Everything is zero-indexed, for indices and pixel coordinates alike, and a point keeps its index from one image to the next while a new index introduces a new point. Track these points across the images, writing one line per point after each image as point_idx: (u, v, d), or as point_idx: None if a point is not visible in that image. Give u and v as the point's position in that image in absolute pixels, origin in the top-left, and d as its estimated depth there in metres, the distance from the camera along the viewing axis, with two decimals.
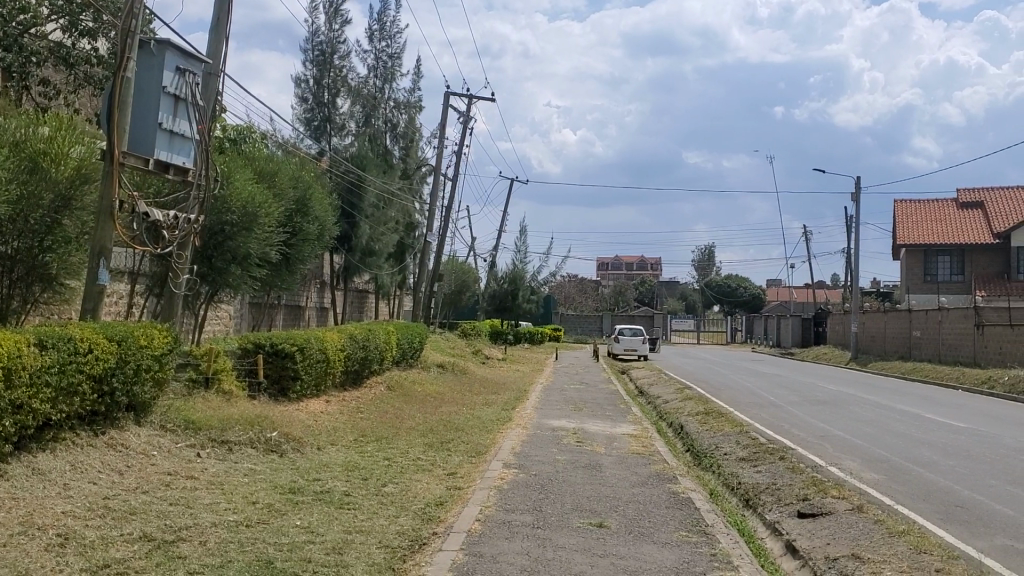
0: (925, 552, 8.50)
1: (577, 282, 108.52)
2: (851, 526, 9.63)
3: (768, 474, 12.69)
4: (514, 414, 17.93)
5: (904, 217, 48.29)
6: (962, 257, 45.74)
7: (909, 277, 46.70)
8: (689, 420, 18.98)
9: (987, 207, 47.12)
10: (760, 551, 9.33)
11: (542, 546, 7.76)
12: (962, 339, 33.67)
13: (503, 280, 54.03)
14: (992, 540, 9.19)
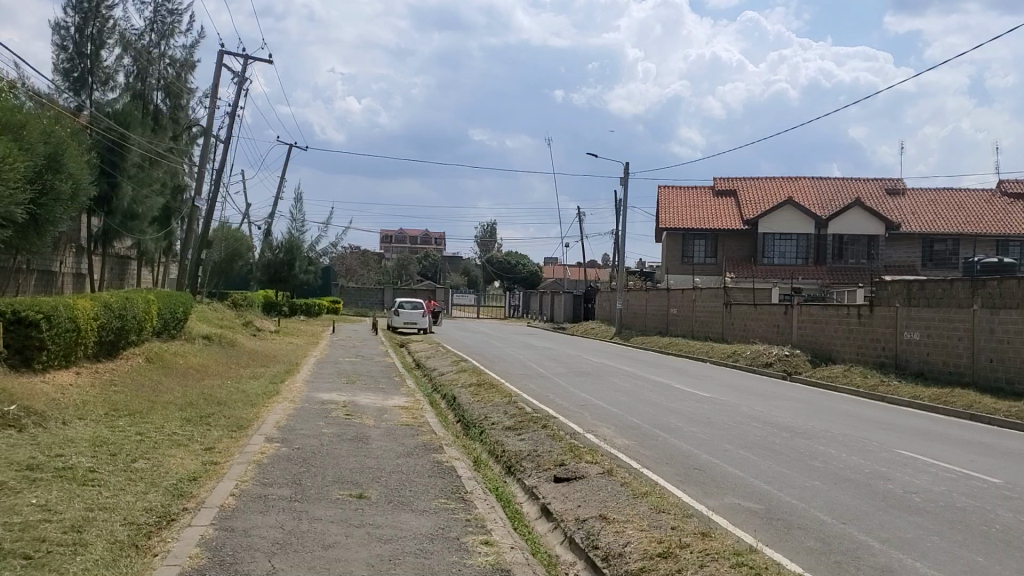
0: (664, 512, 9.18)
1: (358, 254, 107.40)
2: (600, 488, 10.24)
3: (530, 442, 13.24)
4: (282, 388, 17.57)
5: (668, 201, 51.34)
6: (716, 241, 49.28)
7: (668, 258, 49.76)
8: (461, 392, 19.39)
9: (740, 196, 51.02)
10: (516, 514, 9.75)
11: (298, 519, 7.71)
12: (712, 317, 36.39)
13: (279, 249, 52.36)
14: (723, 499, 10.06)
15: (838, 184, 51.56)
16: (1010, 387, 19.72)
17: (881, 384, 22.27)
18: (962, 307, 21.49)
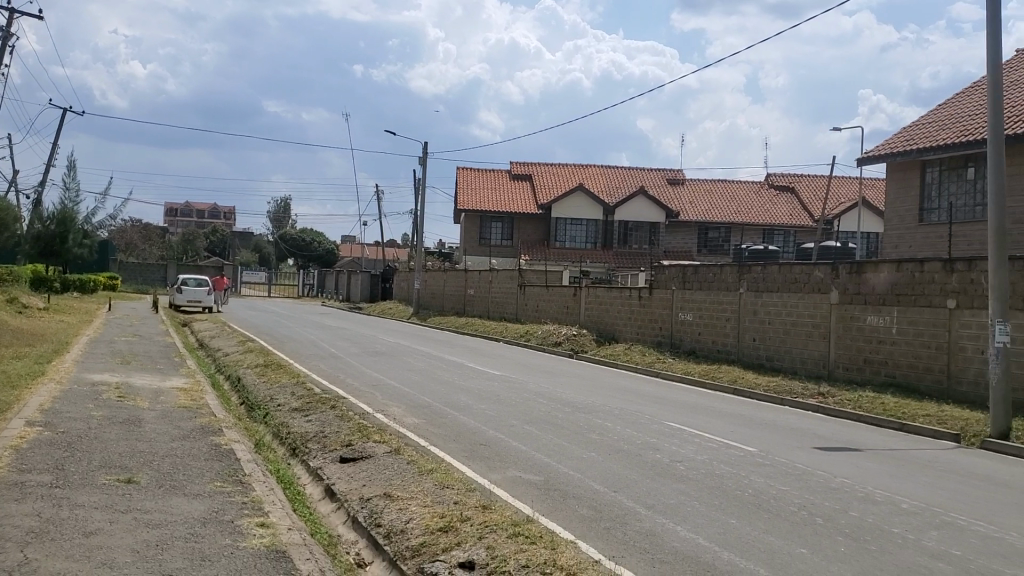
0: (447, 487, 9.34)
1: (141, 228, 101.49)
2: (385, 467, 10.27)
3: (317, 423, 13.07)
4: (48, 369, 16.38)
5: (465, 183, 51.87)
6: (511, 224, 50.33)
7: (466, 239, 50.25)
8: (248, 372, 18.82)
9: (534, 180, 52.35)
10: (299, 496, 9.62)
11: (57, 506, 7.26)
12: (506, 298, 37.21)
13: (49, 221, 48.57)
14: (504, 473, 10.35)
15: (625, 172, 53.95)
16: (771, 363, 21.48)
17: (659, 361, 23.63)
18: (731, 290, 23.13)
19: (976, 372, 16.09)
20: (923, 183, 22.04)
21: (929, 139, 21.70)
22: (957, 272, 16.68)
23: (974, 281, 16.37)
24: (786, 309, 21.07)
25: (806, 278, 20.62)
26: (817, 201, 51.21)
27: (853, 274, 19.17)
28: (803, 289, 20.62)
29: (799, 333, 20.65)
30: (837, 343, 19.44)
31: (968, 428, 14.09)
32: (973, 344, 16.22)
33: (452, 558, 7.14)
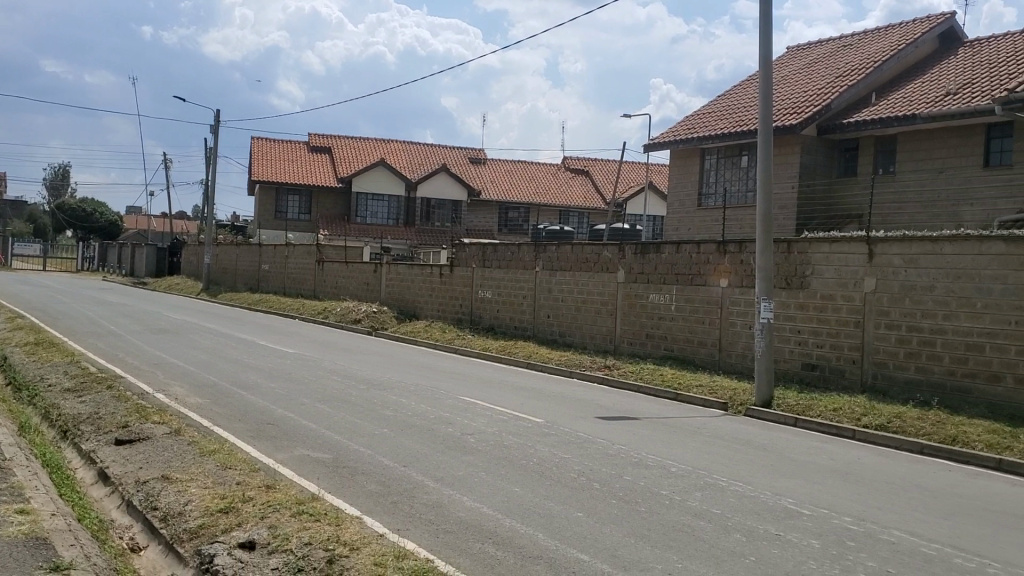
0: (230, 468, 9.10)
1: None
2: (165, 448, 9.87)
3: (91, 404, 12.36)
4: None
5: (261, 154, 50.20)
6: (310, 198, 49.23)
7: (261, 213, 48.57)
8: (14, 351, 17.48)
9: (334, 153, 51.39)
10: (69, 481, 9.08)
11: None
12: (304, 274, 36.46)
13: None
14: (292, 452, 10.21)
15: (427, 149, 53.96)
16: (563, 339, 22.27)
17: (455, 338, 23.95)
18: (526, 268, 23.75)
19: (744, 345, 17.39)
20: (703, 169, 23.41)
21: (709, 127, 23.04)
22: (730, 253, 17.86)
23: (744, 261, 17.59)
24: (577, 287, 21.89)
25: (595, 257, 21.47)
26: (610, 184, 53.40)
27: (638, 253, 20.14)
28: (593, 268, 21.47)
29: (588, 309, 21.51)
30: (623, 320, 20.40)
31: (736, 397, 15.22)
32: (743, 319, 17.49)
33: (232, 538, 6.97)
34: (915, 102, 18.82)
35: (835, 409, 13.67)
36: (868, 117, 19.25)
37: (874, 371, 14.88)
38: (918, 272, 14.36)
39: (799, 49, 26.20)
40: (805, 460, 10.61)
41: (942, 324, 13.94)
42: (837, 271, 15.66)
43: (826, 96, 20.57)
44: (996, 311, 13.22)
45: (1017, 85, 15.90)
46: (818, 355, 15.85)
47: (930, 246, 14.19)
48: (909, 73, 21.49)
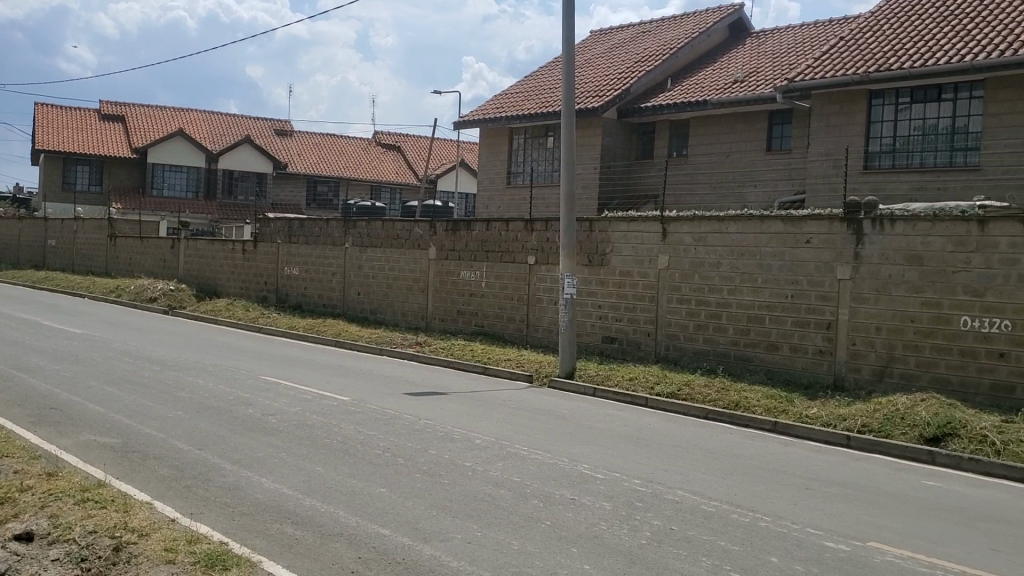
0: (6, 457, 8.48)
1: None
2: None
3: None
4: None
5: (45, 121, 46.61)
6: (101, 169, 46.23)
7: (46, 184, 45.21)
8: None
9: (127, 122, 48.45)
10: None
11: None
12: (95, 249, 34.28)
13: None
14: (77, 438, 9.64)
15: (230, 119, 51.84)
16: (373, 316, 22.16)
17: (260, 316, 23.29)
18: (335, 245, 23.40)
19: (550, 320, 17.94)
20: (512, 148, 23.80)
21: (516, 107, 23.43)
22: (536, 232, 18.27)
23: (549, 239, 18.05)
24: (388, 263, 21.81)
25: (405, 234, 21.43)
26: (421, 160, 53.43)
27: (448, 231, 20.28)
28: (404, 245, 21.44)
29: (399, 286, 21.50)
30: (434, 296, 20.54)
31: (541, 370, 15.69)
32: (548, 295, 18.00)
33: (6, 531, 6.52)
34: (706, 89, 19.89)
35: (631, 379, 14.37)
36: (664, 102, 20.18)
37: (667, 342, 15.74)
38: (707, 250, 15.23)
39: (601, 33, 27.05)
40: (603, 428, 11.10)
41: (728, 298, 14.89)
42: (635, 249, 16.34)
43: (626, 80, 21.36)
44: (775, 287, 14.25)
45: (795, 75, 17.06)
46: (616, 329, 16.57)
47: (718, 225, 15.06)
48: (701, 61, 22.67)
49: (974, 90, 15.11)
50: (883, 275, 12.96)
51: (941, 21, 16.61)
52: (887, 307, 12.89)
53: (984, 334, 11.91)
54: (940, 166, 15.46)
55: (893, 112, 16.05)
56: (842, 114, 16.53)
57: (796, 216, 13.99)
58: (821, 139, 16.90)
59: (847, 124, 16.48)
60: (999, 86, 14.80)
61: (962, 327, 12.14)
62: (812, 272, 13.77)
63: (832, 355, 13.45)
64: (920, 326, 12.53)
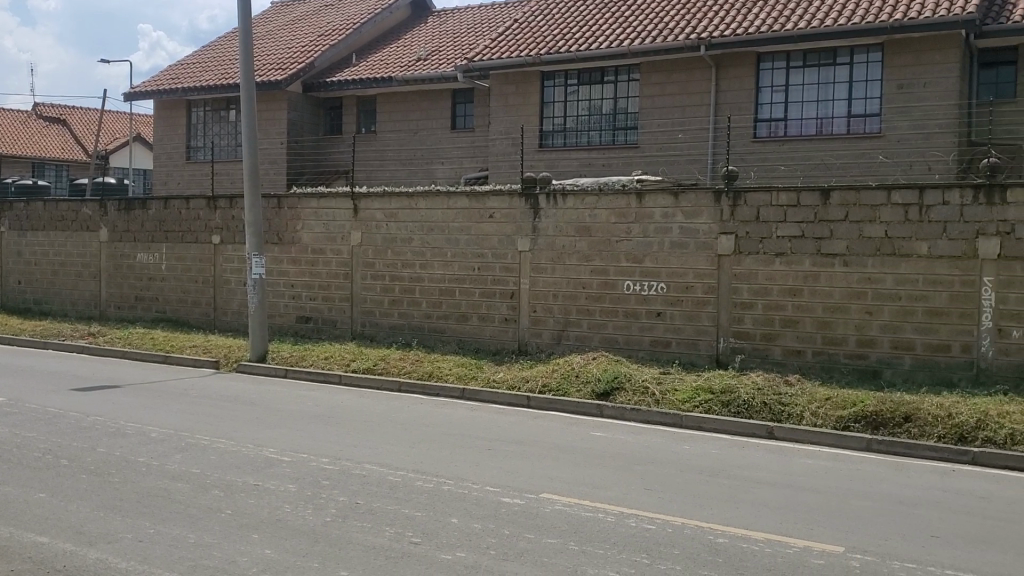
0: None
1: None
2: None
3: None
4: None
5: None
6: None
7: None
8: None
9: None
10: None
11: None
12: None
13: None
14: None
15: None
16: (38, 307, 20.21)
17: None
18: None
19: (239, 303, 17.32)
20: (190, 123, 22.60)
21: (194, 79, 22.22)
22: (220, 210, 17.48)
23: (234, 217, 17.34)
24: (54, 248, 19.96)
25: (72, 215, 19.70)
26: (90, 136, 49.46)
27: (122, 211, 18.91)
28: (71, 227, 19.71)
29: (68, 273, 19.77)
30: (109, 282, 19.11)
31: (231, 354, 15.15)
32: (236, 276, 17.34)
33: None
34: (391, 66, 20.02)
35: (326, 357, 14.27)
36: (349, 78, 20.05)
37: (362, 319, 15.78)
38: (396, 226, 15.38)
39: (284, 4, 26.30)
40: (292, 409, 10.91)
41: (419, 273, 15.17)
42: (325, 226, 16.14)
43: (310, 54, 20.96)
44: (462, 260, 14.70)
45: (474, 54, 17.60)
46: (310, 308, 16.35)
47: (407, 202, 15.24)
48: (385, 38, 22.76)
49: (632, 74, 16.43)
50: (558, 245, 13.79)
51: (602, 8, 17.85)
52: (563, 276, 13.76)
53: (644, 296, 13.08)
54: (604, 144, 16.72)
55: (564, 93, 17.08)
56: (518, 94, 17.33)
57: (479, 192, 14.45)
58: (500, 118, 17.63)
59: (523, 102, 17.30)
60: (652, 70, 16.19)
61: (626, 291, 13.23)
62: (496, 245, 14.35)
63: (516, 322, 14.18)
64: (591, 291, 13.51)
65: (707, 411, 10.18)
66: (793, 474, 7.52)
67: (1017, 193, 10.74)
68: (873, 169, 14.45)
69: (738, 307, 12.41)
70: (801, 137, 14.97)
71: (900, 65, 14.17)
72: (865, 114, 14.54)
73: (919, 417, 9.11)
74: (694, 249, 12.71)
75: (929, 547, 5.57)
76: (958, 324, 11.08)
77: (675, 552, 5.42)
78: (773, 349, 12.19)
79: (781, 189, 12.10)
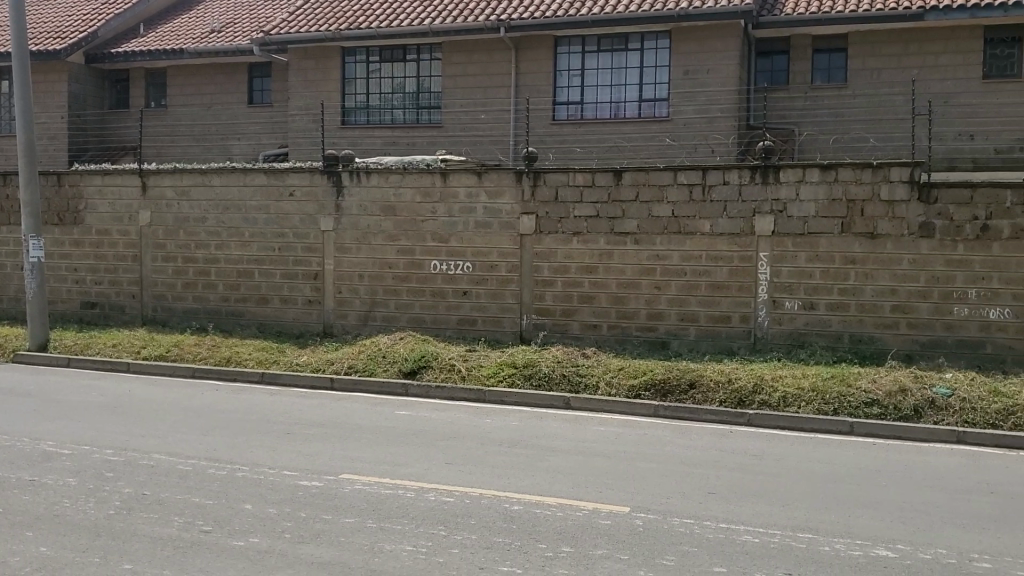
0: None
1: None
2: None
3: None
4: None
5: None
6: None
7: None
8: None
9: None
10: None
11: None
12: None
13: None
14: None
15: None
16: None
17: None
18: None
19: (15, 289, 16.08)
20: None
21: None
22: None
23: (7, 196, 16.04)
24: None
25: None
26: None
27: None
28: None
29: None
30: None
31: (6, 344, 14.06)
32: (11, 260, 16.08)
33: None
34: (182, 37, 19.10)
35: (115, 345, 13.50)
36: (137, 49, 18.96)
37: (154, 303, 15.05)
38: (190, 204, 14.72)
39: None
40: (75, 400, 10.25)
41: (215, 254, 14.60)
42: (111, 205, 15.23)
43: (92, 23, 19.65)
44: (261, 240, 14.27)
45: (272, 28, 17.06)
46: (97, 293, 15.42)
47: (201, 179, 14.60)
48: (176, 8, 21.67)
49: (434, 53, 16.43)
50: (360, 225, 13.64)
51: None
52: (366, 255, 13.63)
53: (449, 275, 13.19)
54: (407, 123, 16.67)
55: (365, 70, 16.85)
56: (318, 70, 16.96)
57: (277, 169, 14.05)
58: (300, 94, 17.21)
59: (323, 79, 16.96)
60: (453, 49, 16.27)
61: (431, 270, 13.28)
62: (297, 225, 14.01)
63: (319, 304, 13.95)
64: (396, 271, 13.48)
65: (510, 385, 10.41)
66: (587, 442, 7.82)
67: (787, 174, 11.57)
68: (663, 152, 15.19)
69: (539, 285, 12.74)
70: (597, 120, 15.50)
71: (686, 52, 14.92)
72: (655, 98, 15.24)
73: (702, 383, 9.69)
74: (495, 228, 12.93)
75: (708, 503, 5.95)
76: (737, 297, 11.85)
77: (471, 522, 5.48)
78: (572, 324, 12.63)
79: (577, 169, 12.48)
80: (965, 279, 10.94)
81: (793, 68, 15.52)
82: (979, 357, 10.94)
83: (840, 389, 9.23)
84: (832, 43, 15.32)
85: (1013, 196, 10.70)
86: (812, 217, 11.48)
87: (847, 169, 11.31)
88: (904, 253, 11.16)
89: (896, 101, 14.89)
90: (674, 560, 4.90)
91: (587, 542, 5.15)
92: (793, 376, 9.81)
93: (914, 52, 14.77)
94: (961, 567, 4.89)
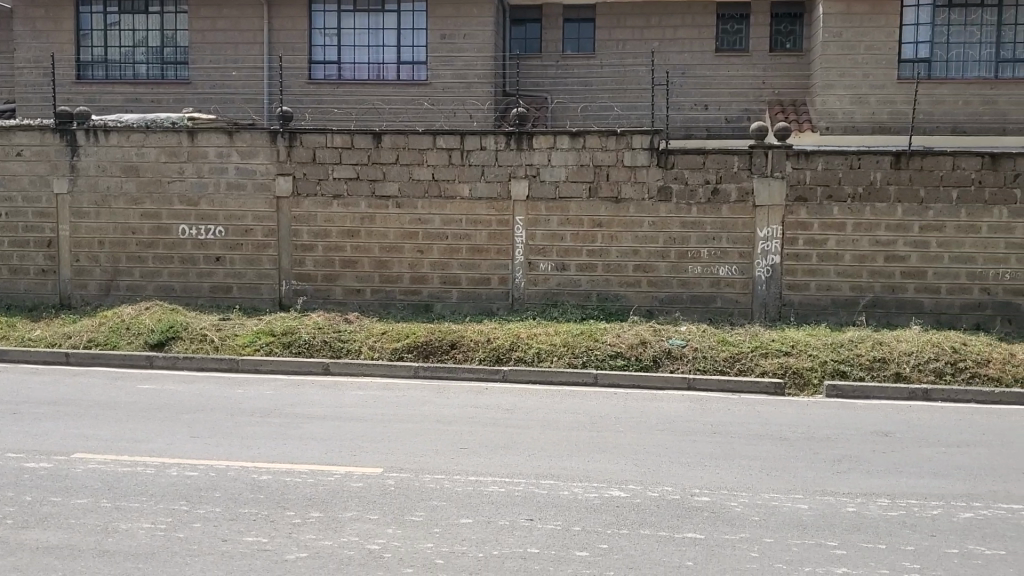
0: None
1: None
2: None
3: None
4: None
5: None
6: None
7: None
8: None
9: None
10: None
11: None
12: None
13: None
14: None
15: None
16: None
17: None
18: None
19: None
20: None
21: None
22: None
23: None
24: None
25: None
26: None
27: None
28: None
29: None
30: None
31: None
32: None
33: None
34: None
35: None
36: None
37: None
38: None
39: None
40: None
41: None
42: None
43: None
44: None
45: None
46: None
47: None
48: None
49: (179, 6, 15.60)
50: (100, 187, 12.74)
51: None
52: (108, 221, 12.78)
53: (199, 241, 12.63)
54: (152, 79, 15.73)
55: (102, 21, 15.72)
56: (48, 18, 15.60)
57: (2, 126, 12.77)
58: (26, 45, 15.76)
59: (54, 29, 15.63)
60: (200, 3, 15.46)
61: (181, 236, 12.66)
62: (26, 188, 12.84)
63: (56, 273, 12.96)
64: (142, 237, 12.73)
65: (267, 353, 10.16)
66: (342, 406, 7.79)
67: (540, 140, 11.94)
68: (422, 115, 15.27)
69: (298, 250, 12.51)
70: (355, 81, 15.33)
71: (443, 16, 15.01)
72: (413, 61, 15.29)
73: (462, 343, 9.93)
74: (248, 190, 12.48)
75: (457, 459, 6.12)
76: (495, 259, 12.18)
77: (216, 495, 5.32)
78: (333, 289, 12.52)
79: (334, 131, 12.27)
80: (698, 239, 11.80)
81: (545, 36, 16.06)
82: (711, 312, 11.89)
83: (588, 344, 9.75)
84: (580, 13, 15.98)
85: (739, 162, 11.60)
86: (563, 181, 11.95)
87: (594, 136, 11.83)
88: (645, 216, 11.88)
89: (639, 72, 15.73)
90: (422, 516, 5.00)
91: (336, 505, 5.16)
92: (547, 333, 10.24)
93: (655, 25, 15.66)
94: (683, 502, 5.34)
